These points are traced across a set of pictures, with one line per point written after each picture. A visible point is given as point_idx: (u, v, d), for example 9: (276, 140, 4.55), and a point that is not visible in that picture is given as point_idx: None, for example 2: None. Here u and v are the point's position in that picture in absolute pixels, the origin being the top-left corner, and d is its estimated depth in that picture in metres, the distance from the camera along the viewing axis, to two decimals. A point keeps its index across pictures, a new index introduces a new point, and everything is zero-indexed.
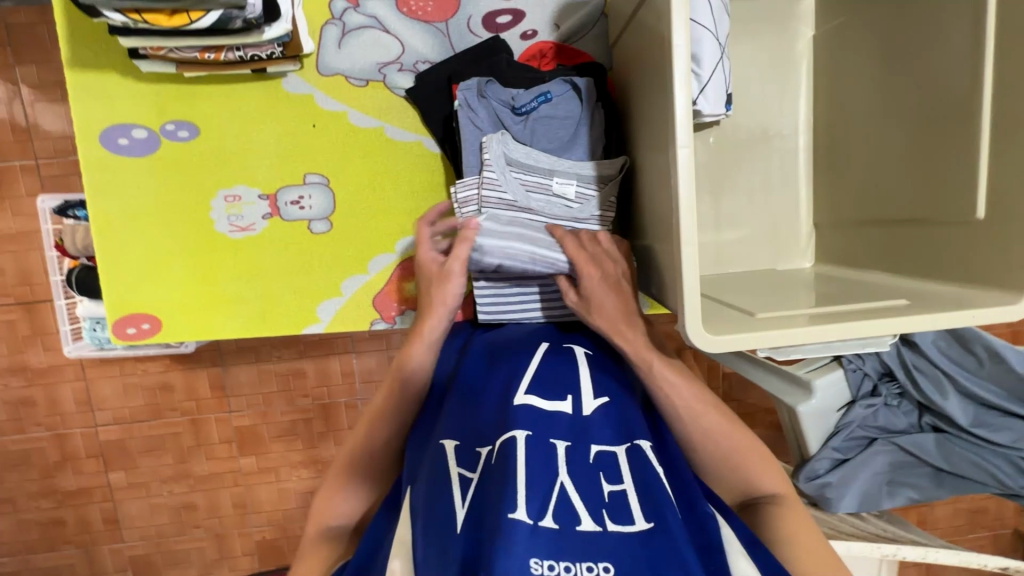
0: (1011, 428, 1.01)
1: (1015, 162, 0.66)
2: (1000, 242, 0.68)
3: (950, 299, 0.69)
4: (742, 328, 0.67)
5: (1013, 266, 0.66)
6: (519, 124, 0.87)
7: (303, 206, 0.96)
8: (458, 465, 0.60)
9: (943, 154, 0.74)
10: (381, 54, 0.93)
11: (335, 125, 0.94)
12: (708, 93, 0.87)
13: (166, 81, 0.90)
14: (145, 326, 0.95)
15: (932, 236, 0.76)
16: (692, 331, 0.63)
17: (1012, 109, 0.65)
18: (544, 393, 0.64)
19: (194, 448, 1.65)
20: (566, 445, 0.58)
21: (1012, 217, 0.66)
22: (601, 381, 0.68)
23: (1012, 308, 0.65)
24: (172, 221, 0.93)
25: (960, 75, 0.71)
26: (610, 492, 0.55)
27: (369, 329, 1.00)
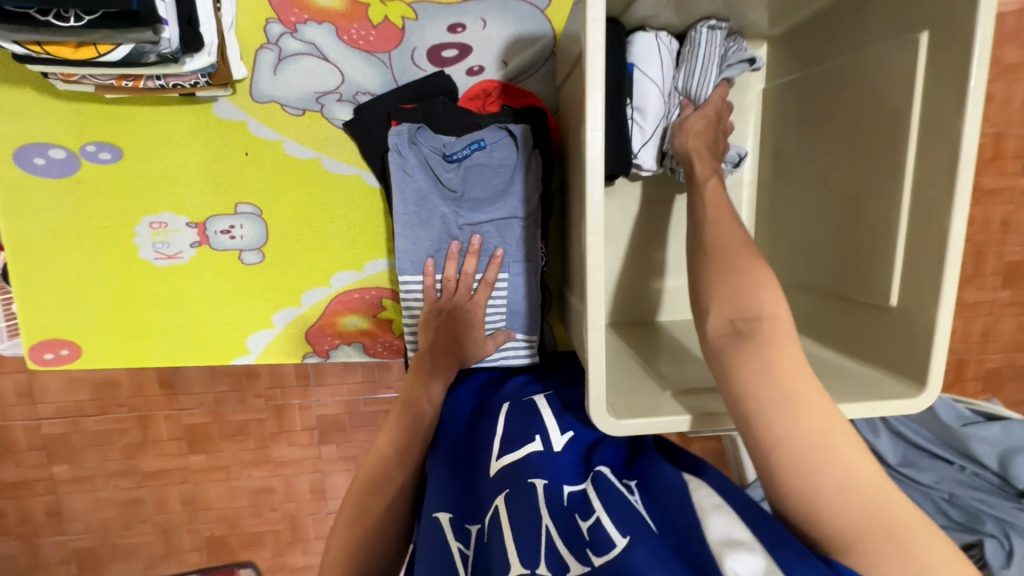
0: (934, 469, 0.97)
1: (924, 258, 0.64)
2: (907, 333, 0.67)
3: (860, 385, 0.69)
4: (655, 409, 0.66)
5: (916, 359, 0.66)
6: (451, 169, 0.85)
7: (233, 236, 0.93)
8: (454, 538, 0.57)
9: (867, 235, 0.73)
10: (319, 83, 0.89)
11: (269, 155, 0.91)
12: (650, 147, 0.88)
13: (85, 100, 0.85)
14: (64, 352, 0.92)
15: (851, 313, 0.76)
16: (596, 413, 0.63)
17: (923, 201, 0.65)
18: (513, 445, 0.64)
19: (141, 445, 1.62)
20: (542, 483, 0.58)
21: (919, 309, 0.65)
22: (567, 416, 0.69)
23: (911, 403, 0.65)
24: (92, 245, 0.90)
25: (884, 157, 0.70)
26: (588, 529, 0.54)
27: (302, 362, 0.98)
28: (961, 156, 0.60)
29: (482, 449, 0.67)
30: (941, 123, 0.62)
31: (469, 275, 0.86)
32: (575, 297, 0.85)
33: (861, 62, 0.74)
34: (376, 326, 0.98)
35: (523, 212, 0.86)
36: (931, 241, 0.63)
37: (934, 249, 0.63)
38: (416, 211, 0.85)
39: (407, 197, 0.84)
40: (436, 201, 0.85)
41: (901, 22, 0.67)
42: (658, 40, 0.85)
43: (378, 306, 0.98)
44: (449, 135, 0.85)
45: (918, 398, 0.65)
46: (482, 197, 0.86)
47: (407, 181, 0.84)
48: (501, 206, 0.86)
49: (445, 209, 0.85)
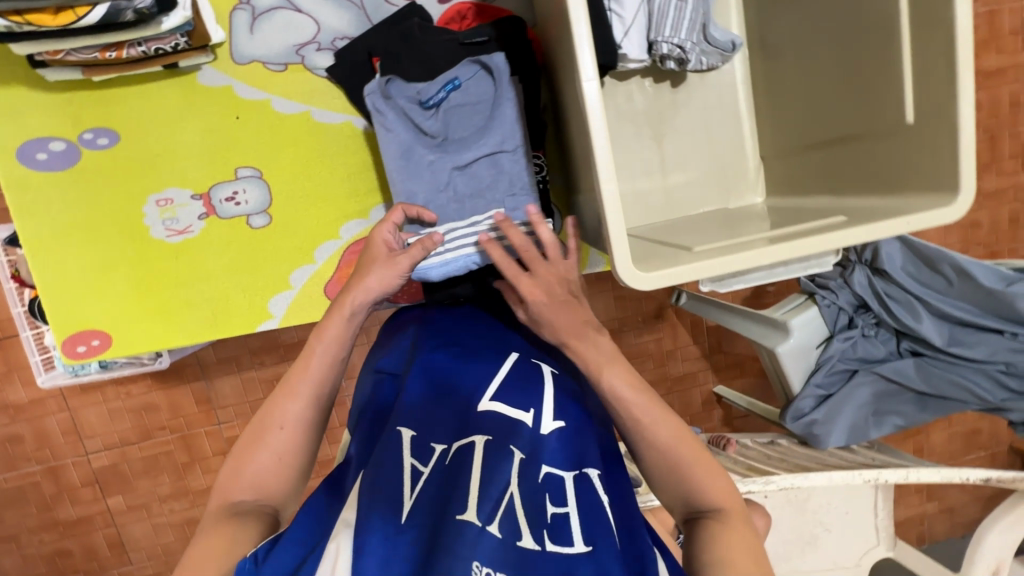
0: (988, 343, 1.01)
1: (936, 61, 0.64)
2: (930, 145, 0.67)
3: (886, 210, 0.69)
4: (676, 263, 0.66)
5: (943, 167, 0.66)
6: (431, 115, 0.85)
7: (238, 201, 0.93)
8: (411, 455, 0.58)
9: (874, 62, 0.72)
10: (296, 36, 0.90)
11: (260, 116, 0.92)
12: (632, 36, 0.87)
13: (77, 89, 0.87)
14: (95, 343, 0.93)
15: (869, 149, 0.75)
16: (623, 271, 0.63)
17: (930, 9, 0.63)
18: (509, 400, 0.63)
19: (189, 464, 1.64)
20: (521, 457, 0.57)
21: (938, 115, 0.65)
22: (563, 400, 0.65)
23: (944, 211, 0.65)
24: (106, 233, 0.91)
25: None
26: (553, 513, 0.53)
27: (326, 319, 0.99)
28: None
29: (466, 398, 0.65)
30: None
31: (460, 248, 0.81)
32: (584, 195, 0.85)
33: None
34: None
35: (511, 142, 0.85)
36: (939, 42, 0.63)
37: (943, 47, 0.63)
38: (405, 166, 0.83)
39: (396, 155, 0.83)
40: (426, 151, 0.84)
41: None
42: None
43: None
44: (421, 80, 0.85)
45: (953, 204, 0.65)
46: (467, 135, 0.85)
47: (389, 136, 0.83)
48: (487, 140, 0.84)
49: (432, 157, 0.84)
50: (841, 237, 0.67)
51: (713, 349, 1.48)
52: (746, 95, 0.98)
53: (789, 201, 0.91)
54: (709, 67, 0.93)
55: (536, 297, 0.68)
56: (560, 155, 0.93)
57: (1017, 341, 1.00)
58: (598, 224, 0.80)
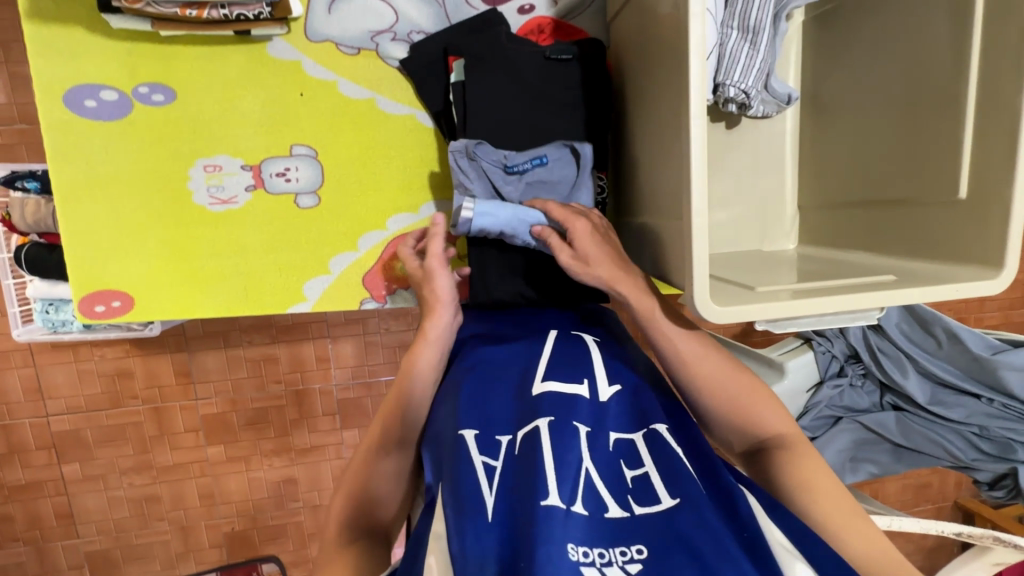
0: (964, 405, 1.05)
1: (996, 144, 0.69)
2: (978, 220, 0.72)
3: (933, 276, 0.74)
4: (746, 301, 0.69)
5: (990, 243, 0.71)
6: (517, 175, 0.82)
7: (289, 178, 0.91)
8: (480, 453, 0.57)
9: (931, 135, 0.77)
10: (373, 22, 0.89)
11: (324, 96, 0.90)
12: None
13: (139, 40, 0.83)
14: (116, 304, 0.90)
15: (915, 216, 0.80)
16: (701, 305, 0.66)
17: (994, 97, 0.69)
18: (562, 376, 0.63)
19: (158, 438, 1.56)
20: (587, 430, 0.57)
21: (991, 194, 0.70)
22: (614, 365, 0.67)
23: (991, 282, 0.69)
24: (144, 191, 0.87)
25: (943, 61, 0.74)
26: (632, 477, 0.54)
27: (359, 308, 0.97)
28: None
29: (520, 377, 0.66)
30: (1003, 14, 0.66)
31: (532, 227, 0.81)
32: (637, 220, 0.88)
33: None
34: None
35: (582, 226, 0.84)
36: (1000, 128, 0.68)
37: (1003, 132, 0.68)
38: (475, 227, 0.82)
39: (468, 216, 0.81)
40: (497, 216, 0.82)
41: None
42: None
43: None
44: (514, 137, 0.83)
45: (998, 278, 0.70)
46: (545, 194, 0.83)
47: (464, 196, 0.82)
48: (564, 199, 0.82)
49: None
50: (894, 296, 0.70)
51: None
52: (792, 146, 1.03)
53: (822, 253, 0.96)
54: (763, 115, 0.97)
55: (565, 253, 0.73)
56: (618, 179, 0.95)
57: (994, 407, 1.03)
58: (654, 251, 0.81)
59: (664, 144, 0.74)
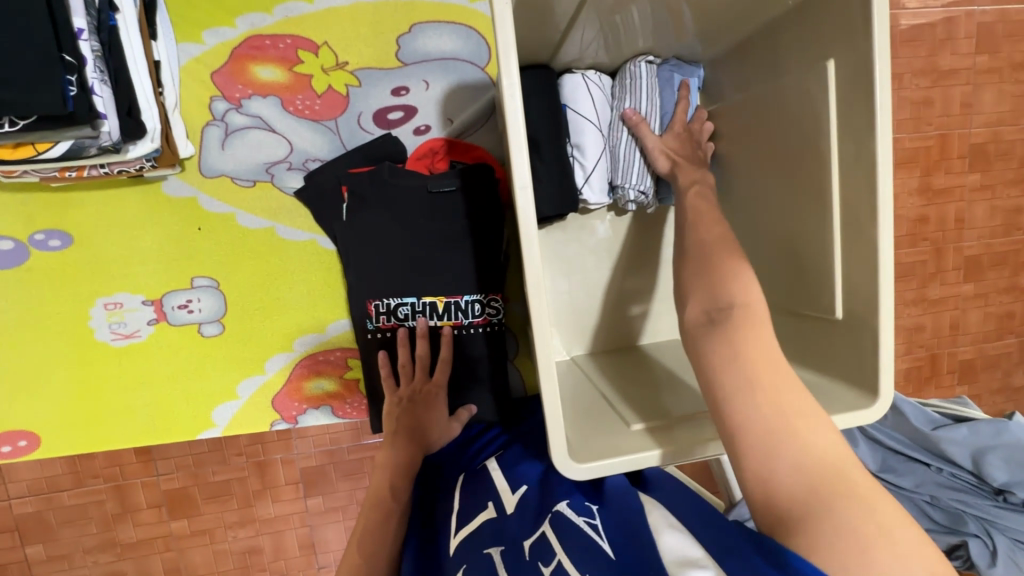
0: (914, 474, 0.95)
1: (862, 271, 0.66)
2: (856, 344, 0.68)
3: (820, 399, 0.69)
4: (615, 451, 0.64)
5: (866, 369, 0.67)
6: (404, 301, 0.86)
7: (191, 309, 0.92)
8: None
9: (812, 244, 0.73)
10: (268, 154, 0.90)
11: (222, 227, 0.91)
12: (593, 181, 0.89)
13: (34, 191, 0.85)
14: (22, 444, 0.90)
15: (801, 325, 0.77)
16: (559, 462, 0.61)
17: (855, 217, 0.66)
18: (465, 515, 0.65)
19: (121, 515, 1.47)
20: (498, 550, 0.58)
21: (862, 318, 0.67)
22: (517, 471, 0.69)
23: (870, 413, 0.65)
24: (47, 333, 0.89)
25: (816, 169, 0.70)
26: (549, 574, 0.53)
27: (271, 429, 0.97)
28: (879, 175, 0.61)
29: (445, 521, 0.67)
30: (852, 136, 0.64)
31: (422, 358, 0.85)
32: None
33: (784, 85, 0.73)
34: (344, 386, 0.98)
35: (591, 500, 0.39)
36: (864, 259, 0.65)
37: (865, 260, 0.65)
38: None
39: None
40: None
41: (806, 50, 0.69)
42: (587, 80, 0.87)
43: (344, 366, 0.98)
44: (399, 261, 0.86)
45: (875, 407, 0.66)
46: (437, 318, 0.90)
47: None
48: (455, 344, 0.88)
49: None
50: None
51: None
52: None
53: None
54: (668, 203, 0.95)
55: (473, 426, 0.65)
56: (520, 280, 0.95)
57: (945, 475, 0.93)
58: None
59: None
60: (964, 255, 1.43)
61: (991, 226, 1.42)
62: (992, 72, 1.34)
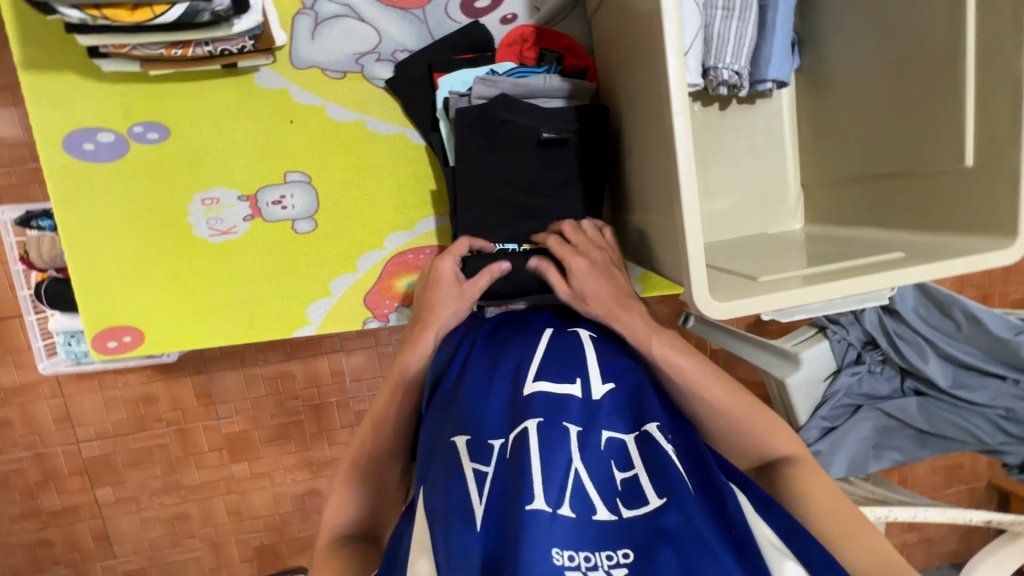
0: (989, 388, 1.01)
1: (999, 113, 0.66)
2: (988, 188, 0.69)
3: (946, 248, 0.71)
4: (748, 293, 0.68)
5: (1001, 211, 0.68)
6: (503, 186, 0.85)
7: (285, 206, 0.93)
8: (472, 458, 0.59)
9: (932, 99, 0.74)
10: (357, 44, 0.90)
11: (313, 120, 0.91)
12: (689, 62, 0.87)
13: (131, 81, 0.85)
14: (126, 339, 0.92)
15: (922, 185, 0.77)
16: (699, 300, 0.64)
17: (996, 57, 0.65)
18: (554, 376, 0.63)
19: (184, 458, 1.47)
20: (578, 430, 0.58)
21: (999, 159, 0.67)
22: (608, 362, 0.66)
23: (1005, 251, 0.67)
24: (148, 228, 0.90)
25: (941, 24, 0.71)
26: (622, 479, 0.55)
27: (362, 328, 0.98)
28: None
29: (513, 374, 0.67)
30: None
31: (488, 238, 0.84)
32: (636, 215, 0.86)
33: None
34: None
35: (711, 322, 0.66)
36: (1004, 97, 0.65)
37: (1007, 95, 0.65)
38: None
39: None
40: None
41: None
42: None
43: None
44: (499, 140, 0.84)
45: (1010, 248, 0.67)
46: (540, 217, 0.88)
47: None
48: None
49: None
50: (902, 276, 0.68)
51: None
52: (790, 124, 1.00)
53: (833, 230, 0.93)
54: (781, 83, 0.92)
55: (582, 263, 0.77)
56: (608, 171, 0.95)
57: (1019, 388, 0.99)
58: (655, 246, 0.80)
59: (650, 138, 0.73)
60: None
61: None
62: None
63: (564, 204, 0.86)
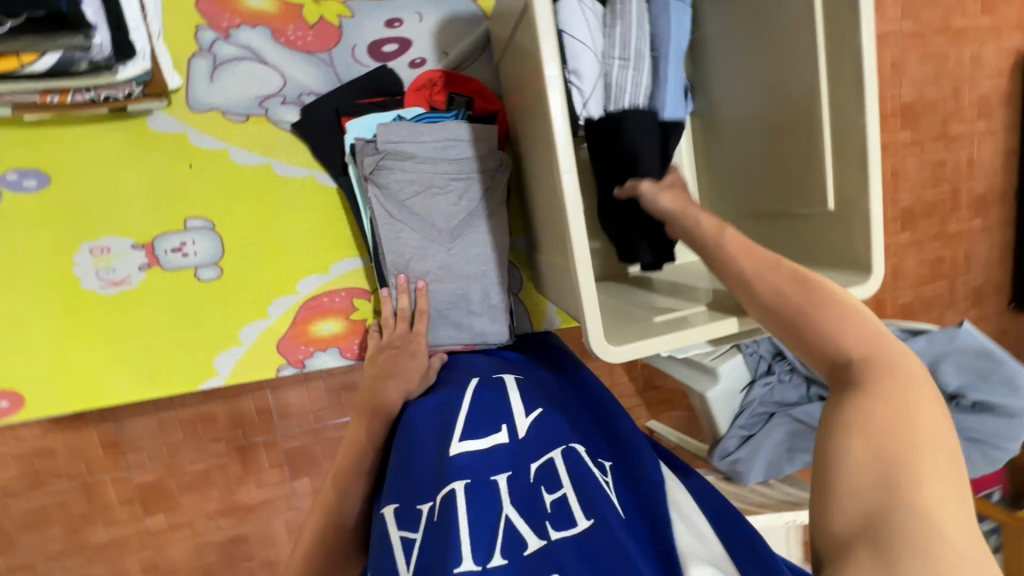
0: None
1: (852, 165, 0.75)
2: (847, 230, 0.78)
3: None
4: (642, 334, 0.72)
5: (859, 251, 0.76)
6: (415, 230, 0.85)
7: (186, 253, 0.88)
8: (399, 528, 0.59)
9: (800, 152, 0.82)
10: (260, 87, 0.88)
11: (215, 165, 0.88)
12: (591, 107, 0.92)
13: (2, 125, 0.79)
14: (4, 404, 0.85)
15: (797, 226, 0.86)
16: (593, 341, 0.68)
17: (846, 116, 0.74)
18: (476, 433, 0.65)
19: (88, 515, 1.28)
20: (507, 476, 0.60)
21: (853, 204, 0.76)
22: (528, 398, 0.70)
23: (862, 286, 0.75)
24: (27, 282, 0.83)
25: (802, 81, 0.79)
26: (552, 502, 0.57)
27: (277, 376, 0.94)
28: (863, 65, 0.70)
29: (441, 431, 0.67)
30: (840, 41, 0.72)
31: None
32: (546, 254, 0.88)
33: (767, 7, 0.83)
34: (351, 328, 0.96)
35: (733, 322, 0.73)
36: (854, 147, 0.74)
37: (855, 149, 0.74)
38: None
39: None
40: None
41: None
42: (583, 5, 0.89)
43: (351, 307, 0.96)
44: (407, 184, 0.84)
45: (867, 282, 0.75)
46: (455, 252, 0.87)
47: None
48: (467, 274, 0.88)
49: None
50: None
51: (645, 385, 1.53)
52: (689, 161, 1.08)
53: None
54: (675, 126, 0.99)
55: None
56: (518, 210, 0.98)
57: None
58: (557, 287, 0.85)
59: (550, 188, 0.76)
60: (900, 207, 1.56)
61: (921, 177, 1.56)
62: (916, 37, 1.47)
63: (472, 245, 0.88)
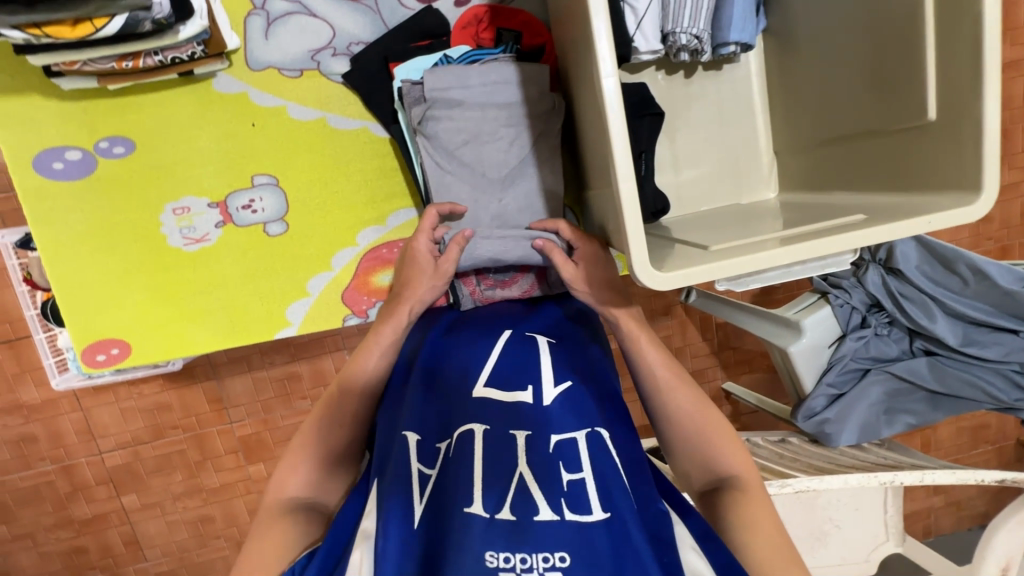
0: (1003, 343, 0.95)
1: (961, 57, 0.62)
2: (953, 138, 0.65)
3: (904, 209, 0.67)
4: (699, 263, 0.65)
5: (966, 165, 0.64)
6: (465, 181, 0.84)
7: (255, 210, 0.93)
8: (418, 461, 0.59)
9: (894, 55, 0.70)
10: (312, 41, 0.89)
11: (276, 122, 0.91)
12: (646, 28, 0.84)
13: (94, 97, 0.86)
14: (115, 352, 0.94)
15: (888, 147, 0.74)
16: (639, 270, 0.63)
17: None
18: (503, 383, 0.62)
19: (202, 462, 1.41)
20: (526, 434, 0.57)
21: (963, 109, 0.63)
22: (560, 361, 0.66)
23: (969, 208, 0.63)
24: (124, 241, 0.91)
25: None
26: (569, 481, 0.54)
27: (343, 325, 0.98)
28: None
29: (465, 368, 0.65)
30: None
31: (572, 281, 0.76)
32: (595, 190, 0.83)
33: None
34: None
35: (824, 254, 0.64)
36: (965, 35, 0.61)
37: (964, 39, 0.61)
38: None
39: None
40: None
41: None
42: None
43: None
44: (457, 134, 0.83)
45: (975, 204, 0.63)
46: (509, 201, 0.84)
47: None
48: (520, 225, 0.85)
49: None
50: (859, 238, 0.64)
51: (720, 345, 1.42)
52: (760, 92, 0.97)
53: (802, 199, 0.89)
54: (746, 44, 0.88)
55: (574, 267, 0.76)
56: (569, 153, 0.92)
57: None
58: (609, 224, 0.78)
59: (595, 116, 0.70)
60: None
61: None
62: None
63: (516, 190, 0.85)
